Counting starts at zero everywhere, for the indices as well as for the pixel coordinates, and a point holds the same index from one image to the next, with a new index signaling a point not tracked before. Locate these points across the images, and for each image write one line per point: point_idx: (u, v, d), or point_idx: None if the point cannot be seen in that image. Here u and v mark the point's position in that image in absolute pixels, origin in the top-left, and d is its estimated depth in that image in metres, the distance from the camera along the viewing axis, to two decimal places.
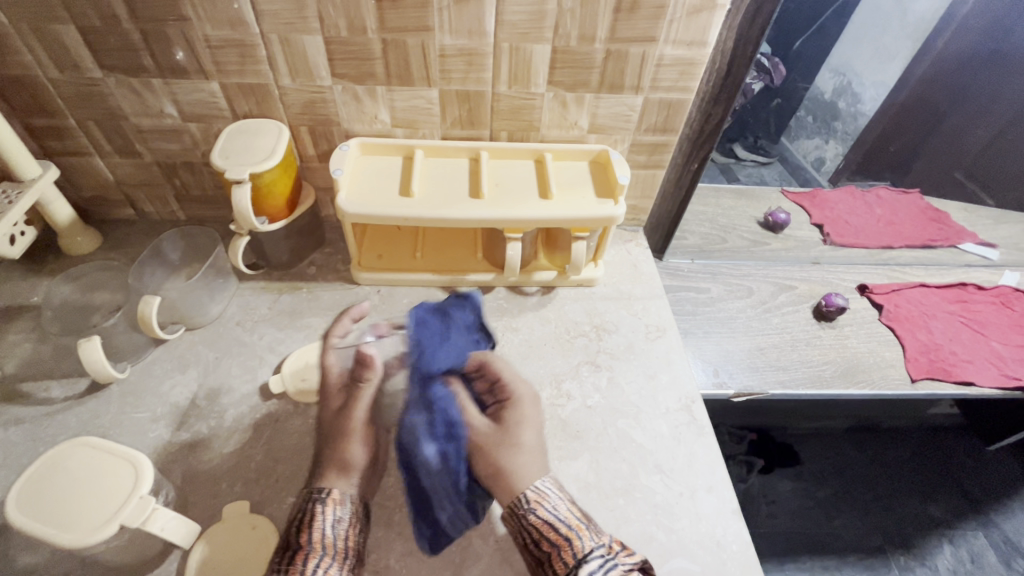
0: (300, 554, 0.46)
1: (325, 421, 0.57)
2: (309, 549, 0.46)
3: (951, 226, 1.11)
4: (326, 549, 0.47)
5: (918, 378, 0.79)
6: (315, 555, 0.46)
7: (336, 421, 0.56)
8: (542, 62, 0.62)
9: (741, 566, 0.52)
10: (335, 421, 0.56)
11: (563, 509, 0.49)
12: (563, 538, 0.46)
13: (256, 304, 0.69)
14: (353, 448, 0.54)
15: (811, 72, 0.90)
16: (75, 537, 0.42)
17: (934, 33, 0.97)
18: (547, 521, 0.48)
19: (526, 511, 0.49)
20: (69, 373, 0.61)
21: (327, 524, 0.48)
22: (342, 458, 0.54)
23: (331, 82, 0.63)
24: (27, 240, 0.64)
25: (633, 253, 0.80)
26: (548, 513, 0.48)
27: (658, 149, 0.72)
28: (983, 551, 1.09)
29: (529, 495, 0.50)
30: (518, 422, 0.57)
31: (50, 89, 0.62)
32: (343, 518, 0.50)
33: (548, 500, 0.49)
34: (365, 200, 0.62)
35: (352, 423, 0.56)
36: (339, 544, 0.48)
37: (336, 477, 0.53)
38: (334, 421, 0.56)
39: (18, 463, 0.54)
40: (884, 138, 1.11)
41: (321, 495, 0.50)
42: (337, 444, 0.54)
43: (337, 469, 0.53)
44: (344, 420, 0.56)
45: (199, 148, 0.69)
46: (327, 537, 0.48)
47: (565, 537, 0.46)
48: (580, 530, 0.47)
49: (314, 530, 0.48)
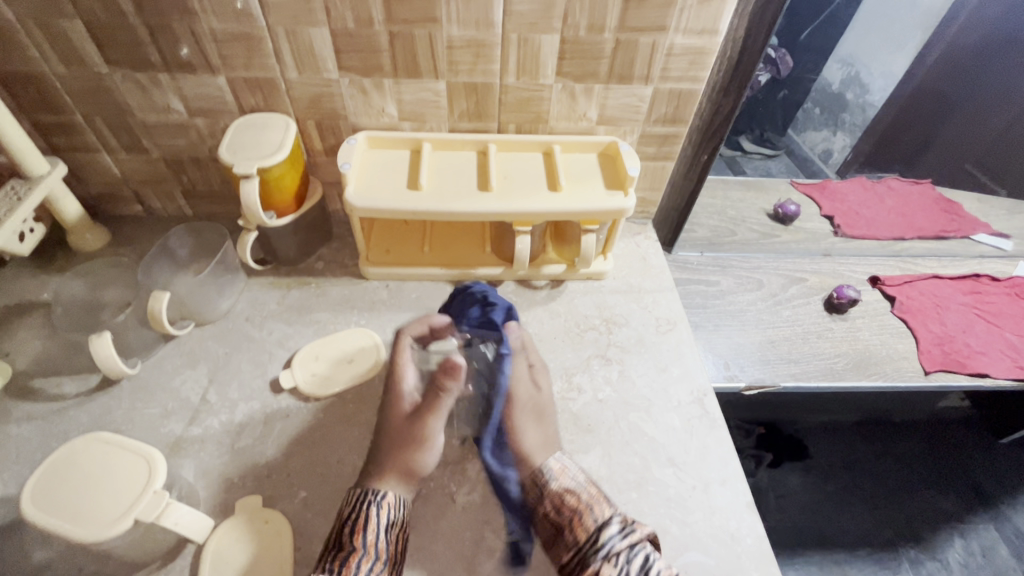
0: (353, 556, 0.45)
1: (389, 429, 0.56)
2: (363, 552, 0.46)
3: (965, 216, 1.09)
4: (377, 554, 0.47)
5: (931, 370, 0.79)
6: (368, 559, 0.46)
7: (410, 429, 0.55)
8: (550, 52, 0.61)
9: (756, 560, 0.52)
10: (405, 429, 0.55)
11: (580, 479, 0.54)
12: (582, 504, 0.51)
13: (265, 299, 0.69)
14: (423, 458, 0.55)
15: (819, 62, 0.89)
16: (91, 532, 0.42)
17: (944, 22, 0.95)
18: (566, 489, 0.53)
19: (546, 480, 0.53)
20: (80, 369, 0.61)
21: (379, 526, 0.48)
22: (411, 466, 0.54)
23: (338, 75, 0.62)
24: (36, 237, 0.65)
25: (642, 245, 0.79)
26: (568, 482, 0.53)
27: (667, 140, 0.71)
28: (994, 544, 1.08)
29: (552, 466, 0.54)
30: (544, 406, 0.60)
31: (57, 85, 0.62)
32: (395, 521, 0.50)
33: (568, 470, 0.54)
34: (373, 194, 0.62)
35: (429, 432, 0.55)
36: (389, 549, 0.48)
37: (398, 483, 0.53)
38: (405, 431, 0.55)
39: (31, 459, 0.55)
40: (895, 128, 1.09)
41: (376, 497, 0.50)
42: (413, 450, 0.54)
43: (401, 476, 0.53)
44: (421, 429, 0.55)
45: (206, 143, 0.69)
46: (379, 541, 0.47)
47: (586, 504, 0.51)
48: (599, 498, 0.52)
49: (366, 531, 0.48)
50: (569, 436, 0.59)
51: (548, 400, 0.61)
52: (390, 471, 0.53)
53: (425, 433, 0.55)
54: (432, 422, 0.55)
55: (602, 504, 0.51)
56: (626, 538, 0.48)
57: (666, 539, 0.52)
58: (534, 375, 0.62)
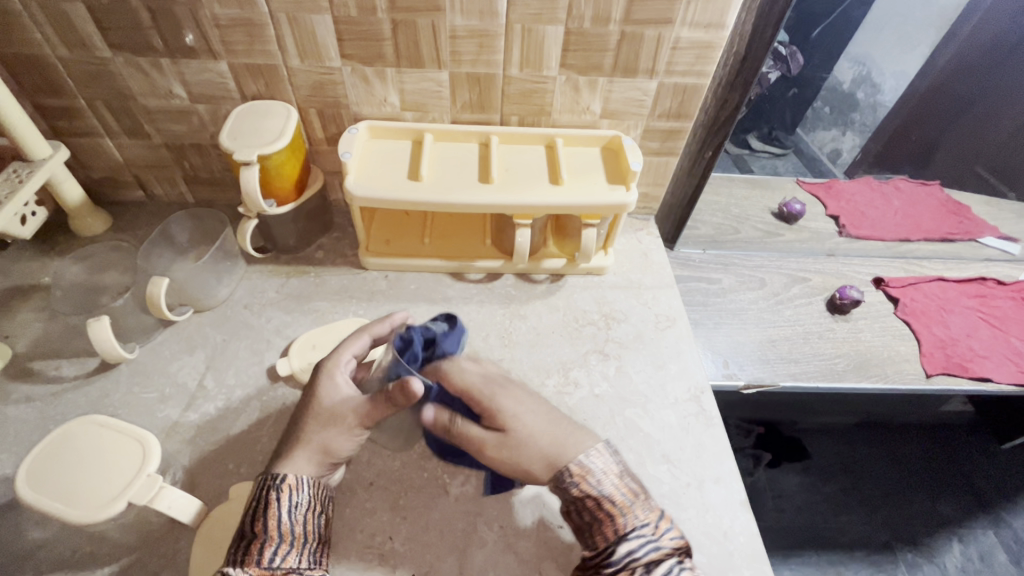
0: (255, 543, 0.42)
1: (317, 408, 0.48)
2: (265, 537, 0.42)
3: (973, 219, 1.08)
4: (283, 538, 0.43)
5: (934, 373, 0.78)
6: (272, 543, 0.42)
7: (336, 414, 0.47)
8: (555, 44, 0.61)
9: (748, 558, 0.52)
10: (324, 411, 0.48)
11: (609, 484, 0.44)
12: (607, 513, 0.43)
13: (265, 287, 0.69)
14: (340, 439, 0.47)
15: (831, 62, 0.90)
16: (84, 513, 0.42)
17: (959, 21, 0.94)
18: (592, 496, 0.43)
19: (569, 485, 0.44)
20: (80, 352, 0.62)
21: (282, 510, 0.44)
22: (329, 447, 0.47)
23: (340, 63, 0.62)
24: (38, 220, 0.65)
25: (644, 241, 0.79)
26: (595, 487, 0.44)
27: (672, 135, 0.70)
28: (993, 550, 1.07)
29: (572, 469, 0.44)
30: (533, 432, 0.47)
31: (59, 68, 0.61)
32: (302, 502, 0.45)
33: (597, 472, 0.44)
34: (373, 183, 0.62)
35: (358, 424, 0.47)
36: (297, 529, 0.44)
37: (307, 462, 0.46)
38: (330, 415, 0.48)
39: (29, 440, 0.55)
40: (905, 128, 1.09)
41: (275, 482, 0.44)
42: (331, 430, 0.47)
43: (312, 455, 0.46)
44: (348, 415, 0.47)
45: (208, 130, 0.69)
46: (285, 523, 0.43)
47: (613, 511, 0.43)
48: (632, 503, 0.43)
49: (269, 517, 0.43)
50: None
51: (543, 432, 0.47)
52: (298, 447, 0.47)
53: (355, 424, 0.47)
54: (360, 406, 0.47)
55: (634, 510, 0.43)
56: (652, 551, 0.42)
57: None
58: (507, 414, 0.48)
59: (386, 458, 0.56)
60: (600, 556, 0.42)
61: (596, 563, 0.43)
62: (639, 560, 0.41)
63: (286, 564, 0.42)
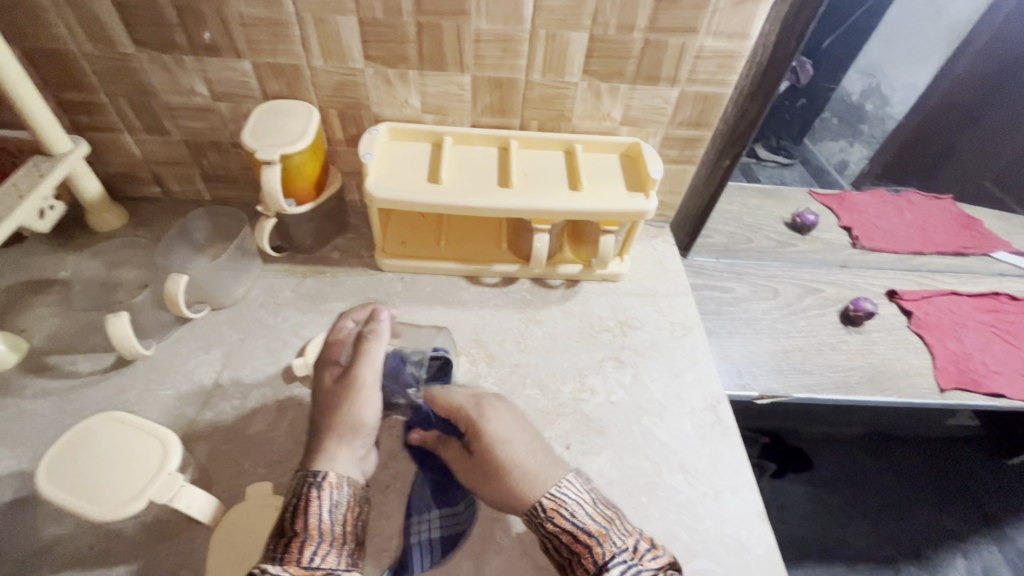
0: (296, 542, 0.41)
1: (320, 399, 0.50)
2: (305, 536, 0.41)
3: (984, 233, 1.08)
4: (323, 537, 0.42)
5: (947, 388, 0.78)
6: (312, 543, 0.41)
7: (340, 389, 0.49)
8: (578, 50, 0.61)
9: (767, 570, 0.51)
10: (335, 395, 0.49)
11: (581, 513, 0.44)
12: (583, 543, 0.42)
13: (280, 286, 0.69)
14: (360, 406, 0.48)
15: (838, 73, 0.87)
16: (105, 511, 0.42)
17: (973, 34, 0.93)
18: (565, 527, 0.43)
19: (544, 517, 0.44)
20: (96, 348, 0.62)
21: (323, 509, 0.43)
22: (351, 419, 0.47)
23: (363, 65, 0.62)
24: (55, 214, 0.65)
25: (659, 249, 0.79)
26: (568, 517, 0.44)
27: (691, 143, 0.70)
28: (997, 565, 1.07)
29: (546, 501, 0.45)
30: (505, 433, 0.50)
31: (83, 63, 0.62)
32: (341, 501, 0.44)
33: (566, 504, 0.45)
34: (393, 185, 0.62)
35: (362, 387, 0.49)
36: (336, 529, 0.43)
37: (340, 446, 0.47)
38: (333, 390, 0.49)
39: (45, 435, 0.55)
40: (917, 141, 1.07)
41: (316, 479, 0.44)
42: (346, 401, 0.48)
43: (342, 433, 0.47)
44: (352, 381, 0.48)
45: (228, 128, 0.69)
46: (324, 522, 0.42)
47: (586, 542, 0.42)
48: (604, 530, 0.43)
49: (309, 515, 0.42)
50: (579, 438, 0.58)
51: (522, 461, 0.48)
52: (329, 432, 0.47)
53: (358, 385, 0.48)
54: (362, 367, 0.49)
55: (608, 537, 0.43)
56: (634, 573, 0.41)
57: (674, 545, 0.52)
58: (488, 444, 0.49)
59: (402, 460, 0.56)
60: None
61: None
62: None
63: (325, 565, 0.40)
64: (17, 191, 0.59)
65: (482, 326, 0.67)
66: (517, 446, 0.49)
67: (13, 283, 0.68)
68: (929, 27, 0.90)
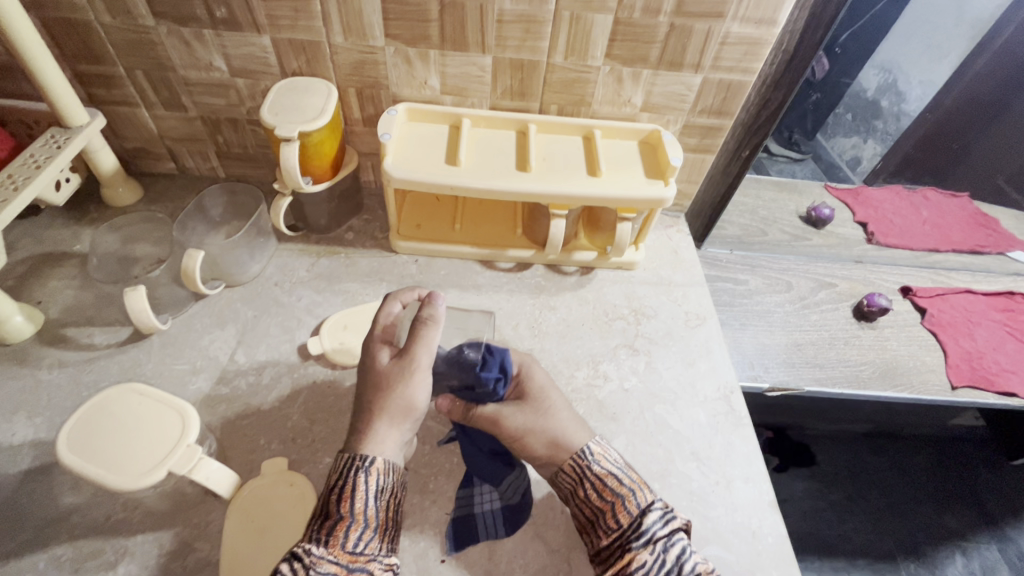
0: (341, 525, 0.41)
1: (368, 382, 0.48)
2: (351, 521, 0.42)
3: (1001, 233, 1.07)
4: (367, 523, 0.42)
5: (959, 385, 0.77)
6: (357, 528, 0.42)
7: (394, 372, 0.47)
8: (602, 33, 0.60)
9: (776, 559, 0.52)
10: (390, 376, 0.47)
11: (623, 464, 0.50)
12: (627, 487, 0.47)
13: (295, 265, 0.69)
14: (414, 390, 0.47)
15: (856, 67, 0.81)
16: (125, 481, 0.42)
17: (993, 31, 0.86)
18: (610, 472, 0.48)
19: (589, 463, 0.49)
20: (112, 322, 0.62)
21: (369, 494, 0.43)
22: (405, 402, 0.47)
23: (384, 43, 0.61)
24: (71, 187, 0.65)
25: (674, 238, 0.78)
26: (610, 467, 0.49)
27: (711, 132, 0.70)
28: (995, 564, 1.07)
29: (592, 448, 0.50)
30: (543, 390, 0.54)
31: (102, 35, 0.61)
32: (387, 487, 0.45)
33: (609, 454, 0.50)
34: (412, 166, 0.61)
35: (417, 373, 0.48)
36: (380, 515, 0.43)
37: (390, 429, 0.46)
38: (384, 375, 0.48)
39: (63, 405, 0.55)
40: (939, 139, 1.02)
41: (363, 463, 0.44)
42: (403, 384, 0.47)
43: (394, 416, 0.46)
44: (409, 364, 0.48)
45: (245, 105, 0.69)
46: (368, 509, 0.43)
47: (629, 488, 0.47)
48: (643, 484, 0.48)
49: (356, 499, 0.43)
50: (594, 423, 0.58)
51: (557, 423, 0.52)
52: (379, 413, 0.46)
53: (413, 371, 0.47)
54: (419, 351, 0.48)
55: (645, 490, 0.47)
56: (667, 525, 0.45)
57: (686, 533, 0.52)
58: (528, 404, 0.53)
59: (417, 441, 0.57)
60: (622, 538, 0.45)
61: (618, 548, 0.45)
62: (658, 533, 0.44)
63: (368, 551, 0.42)
64: (35, 162, 0.59)
65: (496, 310, 0.67)
66: (550, 408, 0.52)
67: (28, 256, 0.68)
68: (948, 22, 0.84)
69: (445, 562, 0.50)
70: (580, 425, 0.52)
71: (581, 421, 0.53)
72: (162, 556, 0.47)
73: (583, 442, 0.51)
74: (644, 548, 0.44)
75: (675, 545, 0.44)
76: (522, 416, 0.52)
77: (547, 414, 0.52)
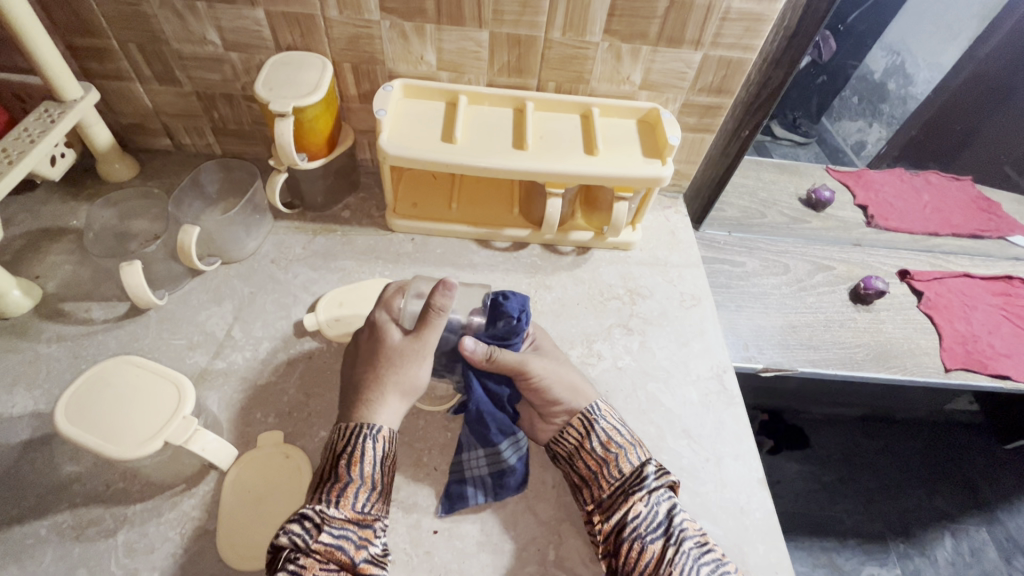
0: (350, 487, 0.45)
1: (375, 356, 0.51)
2: (360, 483, 0.45)
3: (1003, 217, 1.06)
4: (372, 486, 0.46)
5: (952, 367, 0.78)
6: (364, 489, 0.45)
7: (402, 352, 0.50)
8: (600, 8, 0.59)
9: (763, 534, 0.53)
10: (399, 354, 0.50)
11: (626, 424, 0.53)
12: (629, 442, 0.51)
13: (291, 242, 0.69)
14: (421, 369, 0.50)
15: (863, 50, 0.80)
16: (122, 450, 0.43)
17: (1004, 12, 0.85)
18: (616, 427, 0.51)
19: (596, 418, 0.52)
20: (109, 297, 0.62)
21: (376, 458, 0.47)
22: (412, 379, 0.50)
23: (379, 17, 0.61)
24: (66, 162, 0.64)
25: (672, 219, 0.78)
26: (614, 423, 0.52)
27: (710, 111, 0.69)
28: (984, 545, 1.09)
29: (599, 405, 0.53)
30: (552, 349, 0.57)
31: (94, 8, 0.60)
32: (389, 454, 0.48)
33: (614, 412, 0.53)
34: (407, 143, 0.61)
35: (425, 354, 0.50)
36: (383, 479, 0.47)
37: (398, 401, 0.50)
38: (392, 353, 0.50)
39: (62, 377, 0.56)
40: (942, 123, 1.01)
41: (370, 429, 0.48)
42: (411, 363, 0.50)
43: (403, 390, 0.50)
44: (419, 346, 0.50)
45: (239, 80, 0.68)
46: (374, 473, 0.46)
47: (630, 444, 0.50)
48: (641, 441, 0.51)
49: (364, 463, 0.46)
50: None
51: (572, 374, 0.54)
52: (387, 387, 0.49)
53: (421, 352, 0.50)
54: (427, 334, 0.50)
55: (644, 448, 0.51)
56: (662, 479, 0.48)
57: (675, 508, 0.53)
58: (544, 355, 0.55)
59: (411, 416, 0.58)
60: (623, 487, 0.48)
61: (618, 496, 0.48)
62: (653, 486, 0.48)
63: (374, 511, 0.45)
64: (29, 136, 0.59)
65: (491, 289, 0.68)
66: (563, 362, 0.55)
67: (26, 231, 0.68)
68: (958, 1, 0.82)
69: (438, 533, 0.51)
70: (588, 383, 0.55)
71: (588, 383, 0.56)
72: (161, 523, 0.48)
73: (593, 399, 0.53)
74: (643, 497, 0.47)
75: (668, 500, 0.47)
76: (545, 361, 0.53)
77: (562, 365, 0.55)
